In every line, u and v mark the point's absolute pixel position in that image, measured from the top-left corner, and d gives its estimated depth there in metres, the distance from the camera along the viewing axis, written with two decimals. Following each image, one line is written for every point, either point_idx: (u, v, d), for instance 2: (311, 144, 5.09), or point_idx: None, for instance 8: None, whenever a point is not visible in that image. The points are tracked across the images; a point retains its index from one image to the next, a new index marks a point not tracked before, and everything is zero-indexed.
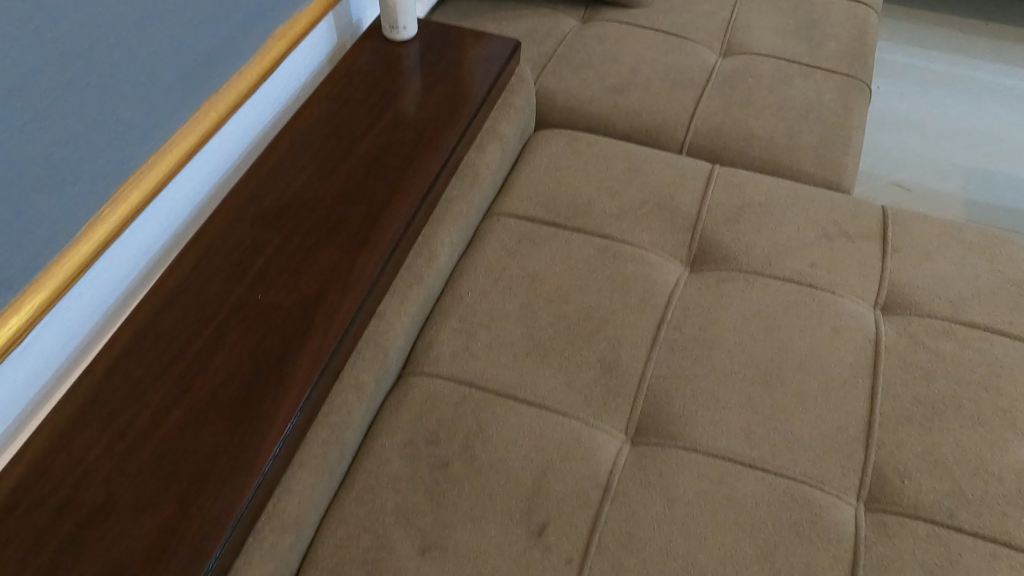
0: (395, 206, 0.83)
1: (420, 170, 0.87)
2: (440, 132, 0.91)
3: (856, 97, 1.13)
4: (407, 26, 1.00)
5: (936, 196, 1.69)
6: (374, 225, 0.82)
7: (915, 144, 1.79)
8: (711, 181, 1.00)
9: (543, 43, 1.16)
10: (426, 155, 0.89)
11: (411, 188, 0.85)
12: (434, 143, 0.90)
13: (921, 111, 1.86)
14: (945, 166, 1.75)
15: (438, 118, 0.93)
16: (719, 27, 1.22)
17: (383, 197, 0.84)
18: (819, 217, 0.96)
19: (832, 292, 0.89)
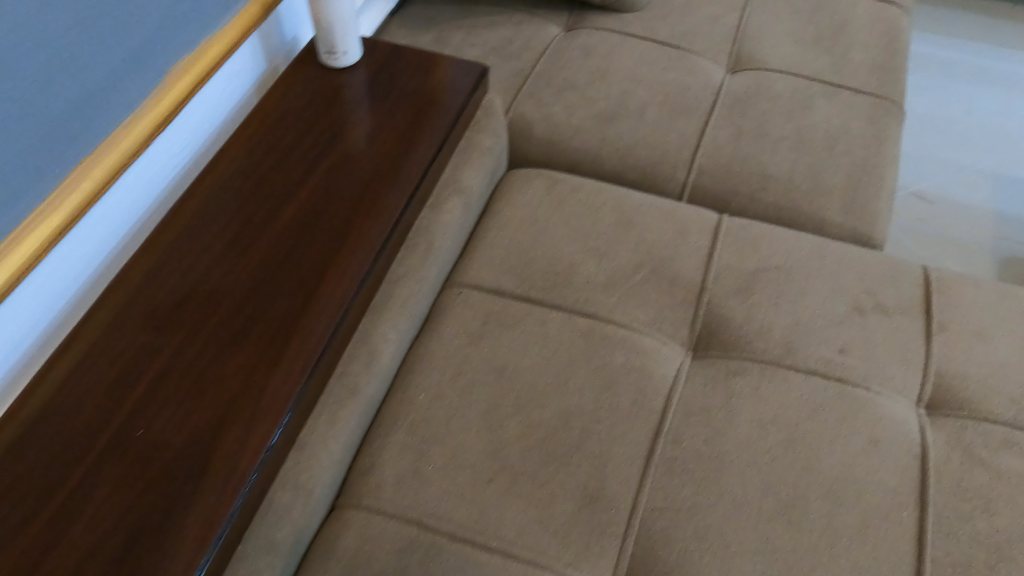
0: (323, 295, 0.65)
1: (359, 241, 0.69)
2: (388, 186, 0.72)
3: (890, 124, 0.95)
4: (348, 49, 0.81)
5: (960, 210, 1.51)
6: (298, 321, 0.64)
7: (938, 149, 1.61)
8: (719, 237, 0.82)
9: (519, 59, 0.98)
10: (367, 219, 0.70)
11: (346, 267, 0.67)
12: (379, 201, 0.71)
13: (943, 110, 1.68)
14: (971, 173, 1.57)
15: (385, 168, 0.74)
16: (726, 36, 1.03)
17: (309, 280, 0.66)
18: (849, 284, 0.80)
19: (867, 388, 0.72)
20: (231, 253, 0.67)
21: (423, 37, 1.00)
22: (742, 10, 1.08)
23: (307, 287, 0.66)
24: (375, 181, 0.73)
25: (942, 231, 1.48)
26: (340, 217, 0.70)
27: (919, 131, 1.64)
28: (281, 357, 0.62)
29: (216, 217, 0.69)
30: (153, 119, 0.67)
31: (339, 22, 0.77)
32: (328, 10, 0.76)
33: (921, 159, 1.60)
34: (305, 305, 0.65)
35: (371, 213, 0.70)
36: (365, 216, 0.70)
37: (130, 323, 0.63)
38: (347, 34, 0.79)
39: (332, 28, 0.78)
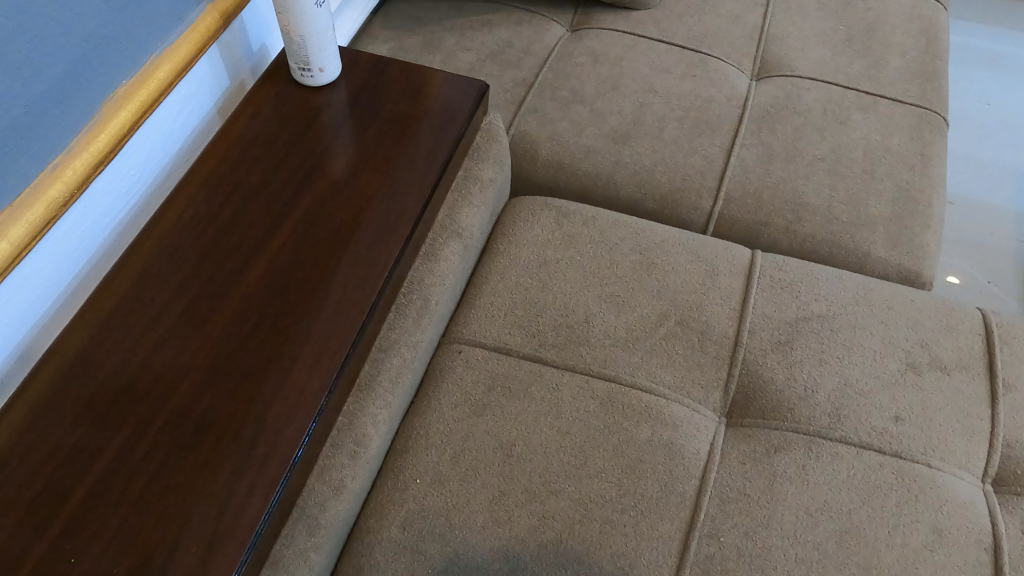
0: (302, 376, 0.54)
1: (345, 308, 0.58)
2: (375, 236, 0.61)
3: (935, 138, 0.85)
4: (325, 66, 0.69)
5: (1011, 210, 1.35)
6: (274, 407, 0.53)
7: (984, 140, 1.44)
8: (753, 280, 0.72)
9: (519, 66, 0.87)
10: (353, 278, 0.59)
11: (329, 341, 0.56)
12: (367, 254, 0.60)
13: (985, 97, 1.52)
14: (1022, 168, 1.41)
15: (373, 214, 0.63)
16: (749, 37, 0.92)
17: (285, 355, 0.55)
18: (902, 334, 0.70)
19: (928, 464, 0.63)
20: (188, 322, 0.57)
21: (410, 40, 0.88)
22: (766, 5, 0.97)
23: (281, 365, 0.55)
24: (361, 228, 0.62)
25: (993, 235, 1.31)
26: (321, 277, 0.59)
27: (982, 120, 1.47)
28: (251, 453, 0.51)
29: (170, 278, 0.59)
30: (84, 161, 0.56)
31: (313, 35, 0.66)
32: (299, 21, 0.64)
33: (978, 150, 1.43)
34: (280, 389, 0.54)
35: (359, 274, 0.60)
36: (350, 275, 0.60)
37: (65, 414, 0.52)
38: (323, 49, 0.68)
39: (305, 41, 0.66)
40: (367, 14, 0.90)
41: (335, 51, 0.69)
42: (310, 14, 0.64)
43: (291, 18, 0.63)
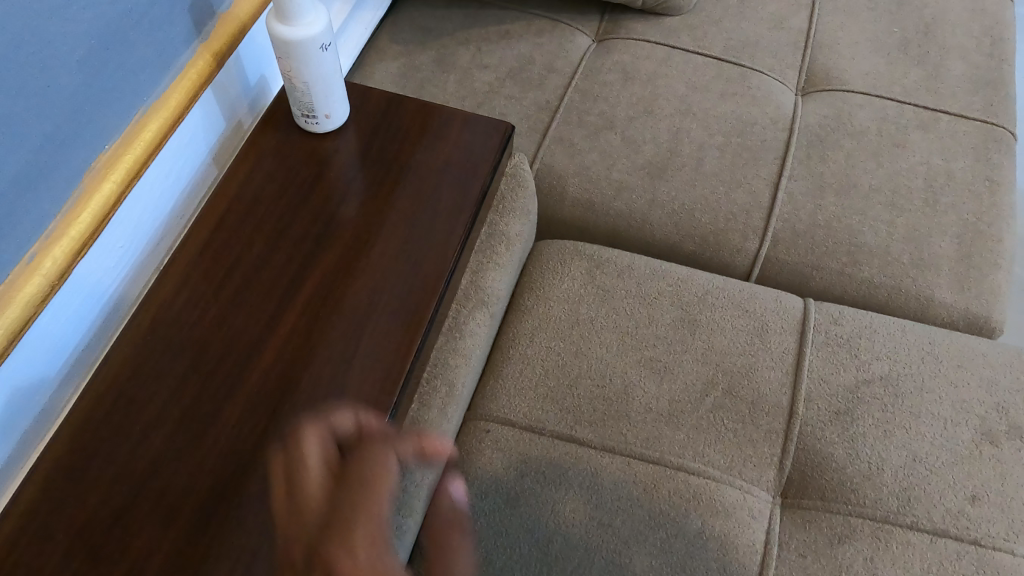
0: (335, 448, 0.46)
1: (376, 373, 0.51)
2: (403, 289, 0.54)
3: (1001, 159, 0.77)
4: (332, 111, 0.60)
5: None
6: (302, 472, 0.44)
7: None
8: (808, 338, 0.66)
9: (544, 85, 0.78)
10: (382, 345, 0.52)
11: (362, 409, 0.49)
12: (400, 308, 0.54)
13: None
14: None
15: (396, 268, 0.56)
16: (793, 45, 0.84)
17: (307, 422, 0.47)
18: (975, 398, 0.64)
19: (1013, 553, 0.57)
20: (188, 429, 0.49)
21: (422, 56, 0.80)
22: (810, 6, 0.88)
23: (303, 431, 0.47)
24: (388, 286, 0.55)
25: None
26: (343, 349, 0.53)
27: None
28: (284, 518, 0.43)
29: (165, 371, 0.51)
30: (66, 248, 0.48)
31: (319, 81, 0.56)
32: (303, 67, 0.54)
33: None
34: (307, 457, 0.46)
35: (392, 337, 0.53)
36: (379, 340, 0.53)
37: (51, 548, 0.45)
38: (331, 93, 0.58)
39: (310, 88, 0.57)
40: (373, 25, 0.80)
41: (340, 94, 0.59)
42: (316, 59, 0.54)
43: (294, 65, 0.54)
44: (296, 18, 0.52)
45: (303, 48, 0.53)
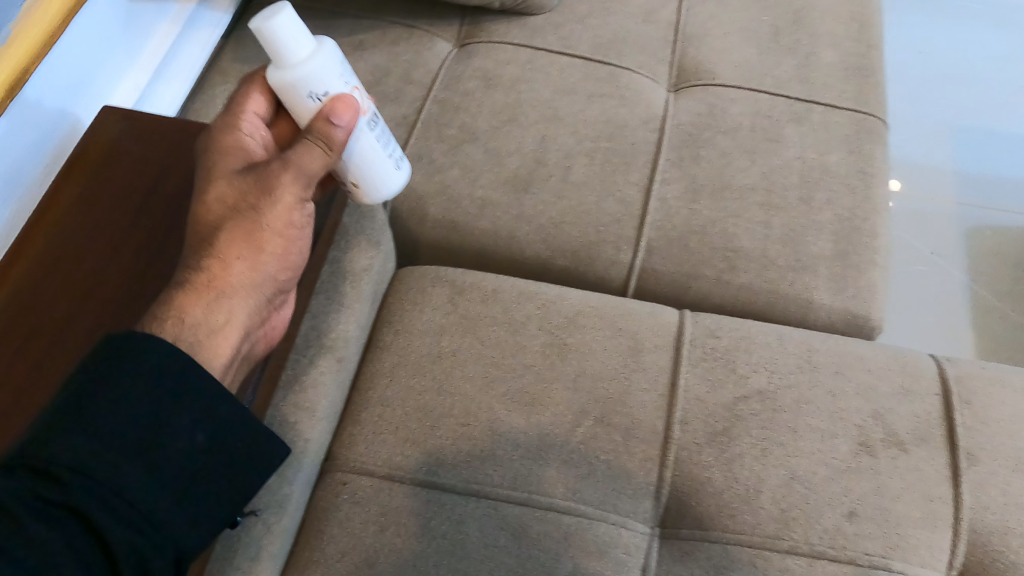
0: (216, 271, 0.48)
1: (268, 261, 0.50)
2: (318, 144, 0.48)
3: (875, 150, 0.76)
4: (362, 183, 0.53)
5: (924, 190, 1.35)
6: (190, 341, 0.45)
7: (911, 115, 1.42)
8: (683, 354, 0.63)
9: (400, 99, 0.74)
10: (285, 236, 0.51)
11: (238, 219, 0.49)
12: (303, 174, 0.50)
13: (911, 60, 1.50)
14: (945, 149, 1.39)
15: (349, 134, 0.49)
16: (663, 38, 0.81)
17: (191, 257, 0.48)
18: (853, 406, 0.62)
19: (888, 569, 0.56)
20: None
21: None
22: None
23: (183, 266, 0.48)
24: (336, 119, 0.48)
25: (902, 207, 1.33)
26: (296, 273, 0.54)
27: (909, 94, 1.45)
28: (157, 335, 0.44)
29: None
30: None
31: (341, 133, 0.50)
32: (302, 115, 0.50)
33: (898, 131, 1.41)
34: (183, 276, 0.47)
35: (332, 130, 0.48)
36: (293, 239, 0.51)
37: None
38: (357, 155, 0.51)
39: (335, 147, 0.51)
40: (195, 75, 0.75)
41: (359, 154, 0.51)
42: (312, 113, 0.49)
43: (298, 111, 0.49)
44: (283, 53, 0.47)
45: (293, 87, 0.48)
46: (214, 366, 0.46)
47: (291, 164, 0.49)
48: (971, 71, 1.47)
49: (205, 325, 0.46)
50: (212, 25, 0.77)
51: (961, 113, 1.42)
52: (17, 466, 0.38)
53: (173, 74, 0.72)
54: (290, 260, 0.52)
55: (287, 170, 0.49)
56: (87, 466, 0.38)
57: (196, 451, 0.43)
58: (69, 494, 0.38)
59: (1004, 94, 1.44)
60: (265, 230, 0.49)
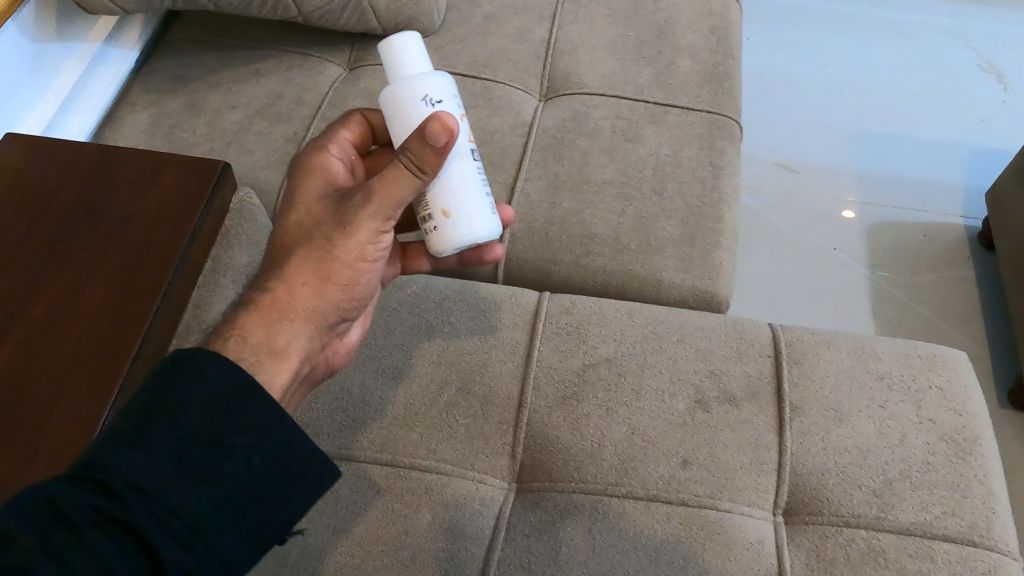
0: (285, 293, 0.53)
1: (333, 289, 0.55)
2: (403, 170, 0.53)
3: (725, 145, 0.84)
4: (449, 209, 0.56)
5: (821, 193, 1.46)
6: (254, 359, 0.50)
7: (810, 128, 1.54)
8: (538, 330, 0.71)
9: (291, 119, 0.83)
10: (354, 267, 0.56)
11: (315, 246, 0.55)
12: (385, 205, 0.54)
13: (811, 78, 1.62)
14: (842, 158, 1.50)
15: (439, 158, 0.53)
16: (535, 56, 0.90)
17: (269, 277, 0.54)
18: (691, 368, 0.69)
19: (716, 508, 0.63)
20: None
21: (172, 103, 0.83)
22: (553, 18, 0.94)
23: (256, 288, 0.53)
24: (428, 142, 0.52)
25: (800, 206, 1.44)
26: (362, 300, 0.58)
27: (807, 109, 1.57)
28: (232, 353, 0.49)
29: None
30: None
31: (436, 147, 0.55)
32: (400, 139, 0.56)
33: (796, 141, 1.52)
34: (256, 296, 0.53)
35: (422, 153, 0.53)
36: (364, 271, 0.56)
37: None
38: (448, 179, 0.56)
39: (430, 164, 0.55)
40: (104, 108, 0.84)
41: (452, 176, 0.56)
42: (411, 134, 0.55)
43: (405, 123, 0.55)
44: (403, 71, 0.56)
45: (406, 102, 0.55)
46: (274, 388, 0.51)
47: (372, 198, 0.54)
48: (864, 83, 1.62)
49: (269, 345, 0.51)
50: (119, 62, 0.86)
51: (856, 120, 1.56)
52: (80, 479, 0.38)
53: (81, 106, 0.81)
54: (355, 288, 0.57)
55: (368, 202, 0.54)
56: (147, 482, 0.39)
57: (259, 471, 0.43)
58: (130, 512, 0.37)
59: (893, 103, 1.59)
60: (337, 258, 0.55)
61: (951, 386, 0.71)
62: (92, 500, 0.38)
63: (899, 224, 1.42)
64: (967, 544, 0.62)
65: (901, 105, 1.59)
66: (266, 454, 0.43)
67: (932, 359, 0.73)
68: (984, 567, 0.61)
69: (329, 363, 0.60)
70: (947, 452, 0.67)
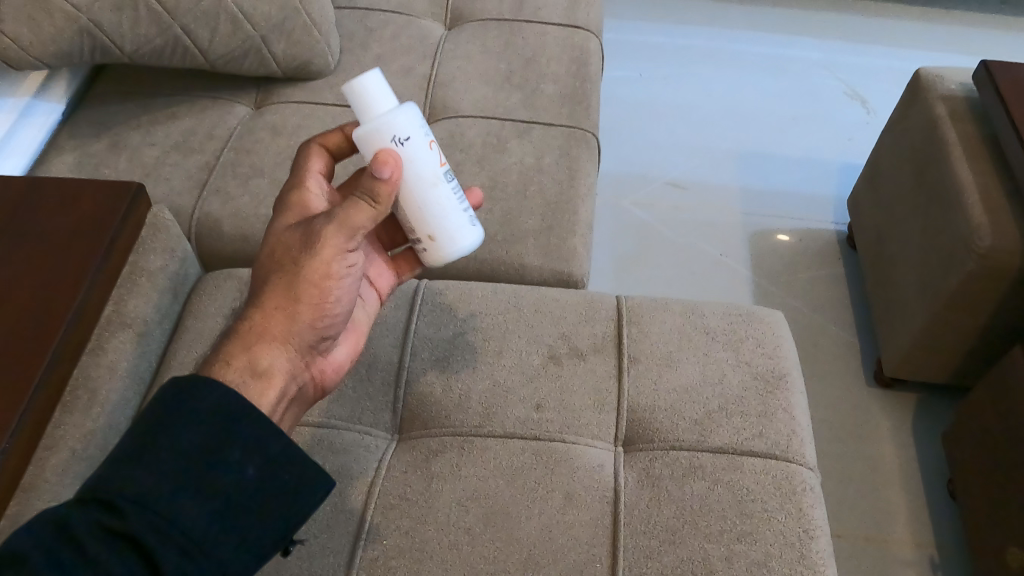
0: (262, 321, 0.59)
1: (306, 310, 0.60)
2: (360, 202, 0.60)
3: (580, 153, 0.98)
4: (434, 231, 0.66)
5: (706, 205, 1.62)
6: (239, 381, 0.56)
7: (695, 150, 1.71)
8: (416, 309, 0.85)
9: (203, 150, 0.96)
10: (322, 286, 0.60)
11: (285, 273, 0.60)
12: (346, 230, 0.60)
13: (696, 107, 1.80)
14: (725, 175, 1.67)
15: (391, 186, 0.61)
16: (418, 88, 1.05)
17: (250, 308, 0.60)
18: (545, 332, 0.82)
19: (564, 441, 0.75)
20: None
21: (96, 143, 0.96)
22: (433, 57, 1.10)
23: (238, 319, 0.59)
24: (377, 176, 0.60)
25: (687, 217, 1.60)
26: (337, 317, 0.64)
27: (692, 135, 1.75)
28: (219, 377, 0.55)
29: None
30: None
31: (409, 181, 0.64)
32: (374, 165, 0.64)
33: (682, 163, 1.69)
34: (237, 326, 0.59)
35: (375, 185, 0.60)
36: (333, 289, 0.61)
37: None
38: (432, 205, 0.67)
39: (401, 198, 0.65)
40: (34, 153, 0.95)
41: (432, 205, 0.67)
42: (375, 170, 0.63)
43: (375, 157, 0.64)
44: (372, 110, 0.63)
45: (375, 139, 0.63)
46: (262, 406, 0.57)
47: (334, 224, 0.60)
48: (746, 110, 1.80)
49: (250, 368, 0.57)
50: (47, 113, 0.97)
51: (739, 142, 1.74)
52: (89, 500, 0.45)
53: (13, 150, 0.91)
54: (327, 307, 0.62)
55: (329, 228, 0.60)
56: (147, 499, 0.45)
57: (251, 483, 0.48)
58: (129, 525, 0.44)
59: (772, 125, 1.77)
60: (306, 281, 0.60)
61: (765, 335, 0.85)
62: (97, 521, 0.44)
63: (778, 231, 1.59)
64: (771, 456, 0.75)
65: (779, 127, 1.77)
66: (263, 466, 0.49)
67: (751, 315, 0.87)
68: (784, 472, 0.74)
69: (316, 380, 0.66)
70: (759, 385, 0.80)
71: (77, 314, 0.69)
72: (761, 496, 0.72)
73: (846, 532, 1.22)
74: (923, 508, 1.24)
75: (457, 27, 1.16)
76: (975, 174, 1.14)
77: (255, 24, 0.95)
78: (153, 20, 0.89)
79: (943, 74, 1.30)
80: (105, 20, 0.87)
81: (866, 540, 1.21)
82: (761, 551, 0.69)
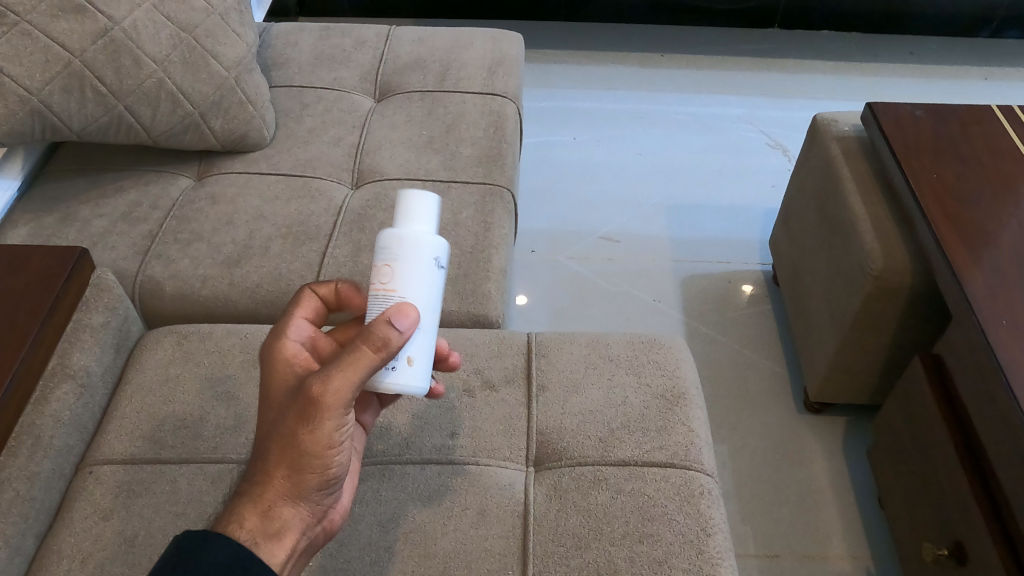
0: (266, 483, 0.54)
1: (312, 470, 0.55)
2: (367, 358, 0.54)
3: (495, 207, 1.08)
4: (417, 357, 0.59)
5: (639, 255, 1.72)
6: (251, 541, 0.52)
7: (628, 206, 1.82)
8: None
9: (147, 219, 1.04)
10: (326, 448, 0.55)
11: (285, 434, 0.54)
12: (349, 387, 0.54)
13: (627, 165, 1.92)
14: (656, 227, 1.78)
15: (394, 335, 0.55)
16: (346, 156, 1.15)
17: (253, 465, 0.55)
18: (461, 369, 0.90)
19: (477, 463, 0.82)
20: None
21: (48, 216, 1.03)
22: (362, 128, 1.20)
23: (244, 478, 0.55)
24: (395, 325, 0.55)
25: (624, 266, 1.69)
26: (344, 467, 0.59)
27: (625, 191, 1.85)
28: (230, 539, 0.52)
29: None
30: None
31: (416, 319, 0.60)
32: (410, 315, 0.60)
33: (616, 218, 1.79)
34: (249, 492, 0.54)
35: (388, 342, 0.55)
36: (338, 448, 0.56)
37: None
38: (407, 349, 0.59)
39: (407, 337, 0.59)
40: None
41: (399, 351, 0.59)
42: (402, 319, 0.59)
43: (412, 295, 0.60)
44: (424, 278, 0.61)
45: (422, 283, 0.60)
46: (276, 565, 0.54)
47: (333, 381, 0.53)
48: (674, 166, 1.92)
49: (261, 530, 0.53)
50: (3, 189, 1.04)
51: (669, 196, 1.85)
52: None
53: None
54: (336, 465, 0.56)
55: (330, 390, 0.53)
56: None
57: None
58: None
59: (700, 179, 1.88)
60: (307, 443, 0.54)
61: (665, 359, 0.93)
62: None
63: (708, 275, 1.68)
64: (672, 466, 0.82)
65: (707, 180, 1.88)
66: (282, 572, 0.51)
67: (653, 342, 0.95)
68: (683, 479, 0.80)
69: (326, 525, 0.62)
70: (660, 403, 0.87)
71: (25, 360, 0.75)
72: (661, 501, 0.78)
73: (785, 552, 1.27)
74: (856, 527, 1.30)
75: (385, 100, 1.27)
76: (867, 206, 1.24)
77: (194, 102, 1.05)
78: (98, 101, 0.98)
79: (837, 118, 1.42)
80: (53, 102, 0.95)
81: (805, 559, 1.26)
82: (662, 550, 0.74)
